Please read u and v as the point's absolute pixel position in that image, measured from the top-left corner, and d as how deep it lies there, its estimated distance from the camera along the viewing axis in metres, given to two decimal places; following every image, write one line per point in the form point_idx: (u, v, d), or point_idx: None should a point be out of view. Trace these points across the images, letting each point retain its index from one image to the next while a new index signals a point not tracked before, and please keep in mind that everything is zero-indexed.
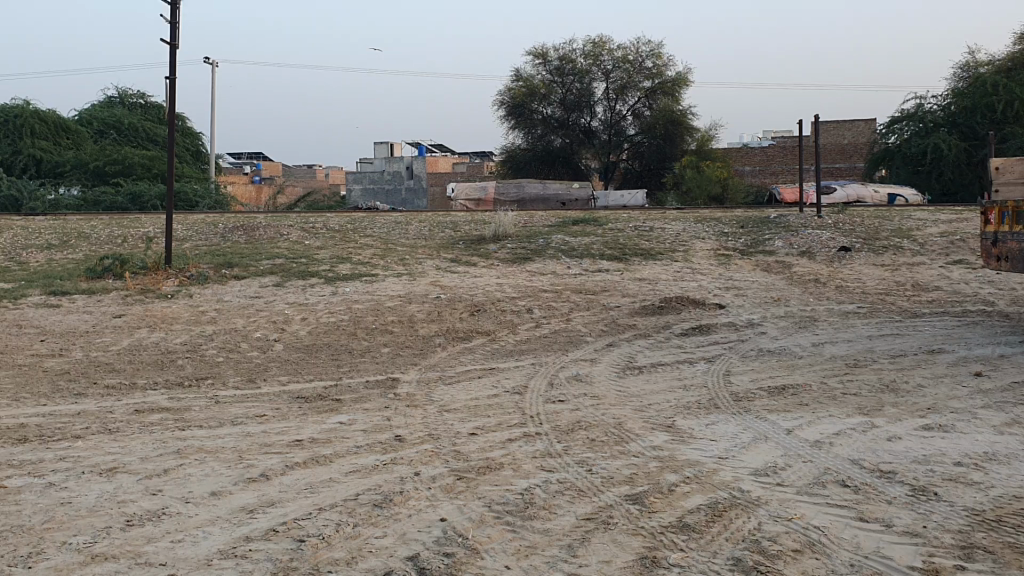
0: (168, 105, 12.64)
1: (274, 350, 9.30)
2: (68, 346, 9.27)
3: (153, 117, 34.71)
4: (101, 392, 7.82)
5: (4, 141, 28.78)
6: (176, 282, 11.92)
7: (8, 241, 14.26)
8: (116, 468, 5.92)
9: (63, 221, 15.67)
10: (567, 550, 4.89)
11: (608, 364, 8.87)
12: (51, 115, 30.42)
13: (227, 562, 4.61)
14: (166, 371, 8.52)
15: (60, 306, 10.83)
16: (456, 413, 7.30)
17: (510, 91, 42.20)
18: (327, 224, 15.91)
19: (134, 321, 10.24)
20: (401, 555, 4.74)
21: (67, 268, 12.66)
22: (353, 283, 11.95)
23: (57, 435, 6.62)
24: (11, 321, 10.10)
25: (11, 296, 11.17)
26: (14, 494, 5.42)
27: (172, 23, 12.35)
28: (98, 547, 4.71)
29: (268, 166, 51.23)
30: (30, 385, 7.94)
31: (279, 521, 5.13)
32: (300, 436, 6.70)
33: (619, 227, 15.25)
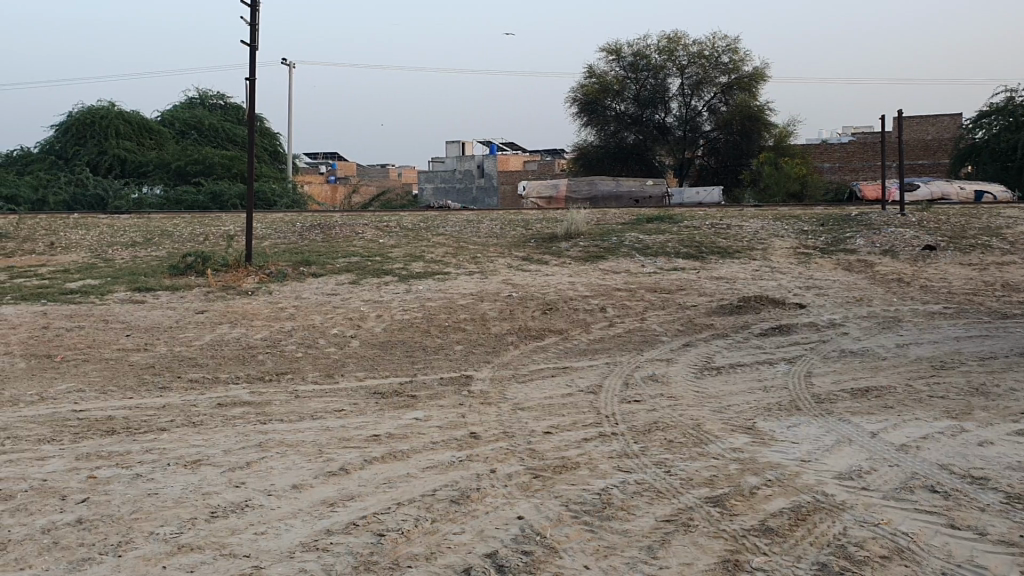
0: (248, 106, 12.87)
1: (350, 346, 9.41)
2: (153, 341, 9.53)
3: (232, 118, 35.52)
4: (184, 386, 8.00)
5: (91, 141, 29.77)
6: (256, 279, 12.16)
7: (95, 239, 14.73)
8: (201, 461, 6.05)
9: (147, 220, 16.10)
10: (647, 551, 4.81)
11: (685, 364, 8.75)
12: (135, 116, 31.36)
13: (309, 554, 4.66)
14: (247, 366, 8.70)
15: (145, 301, 11.14)
16: (530, 412, 7.26)
17: (584, 88, 42.09)
18: (401, 222, 16.05)
19: (216, 317, 10.47)
20: (479, 552, 4.73)
21: (151, 265, 13.02)
22: (426, 281, 12.02)
23: (143, 427, 6.79)
24: (99, 317, 10.42)
25: (99, 292, 11.53)
26: (104, 484, 5.58)
27: (252, 25, 12.55)
28: (184, 538, 4.81)
29: (343, 166, 52.04)
30: (117, 378, 8.17)
31: (358, 515, 5.17)
32: (378, 431, 6.75)
33: (694, 225, 15.02)
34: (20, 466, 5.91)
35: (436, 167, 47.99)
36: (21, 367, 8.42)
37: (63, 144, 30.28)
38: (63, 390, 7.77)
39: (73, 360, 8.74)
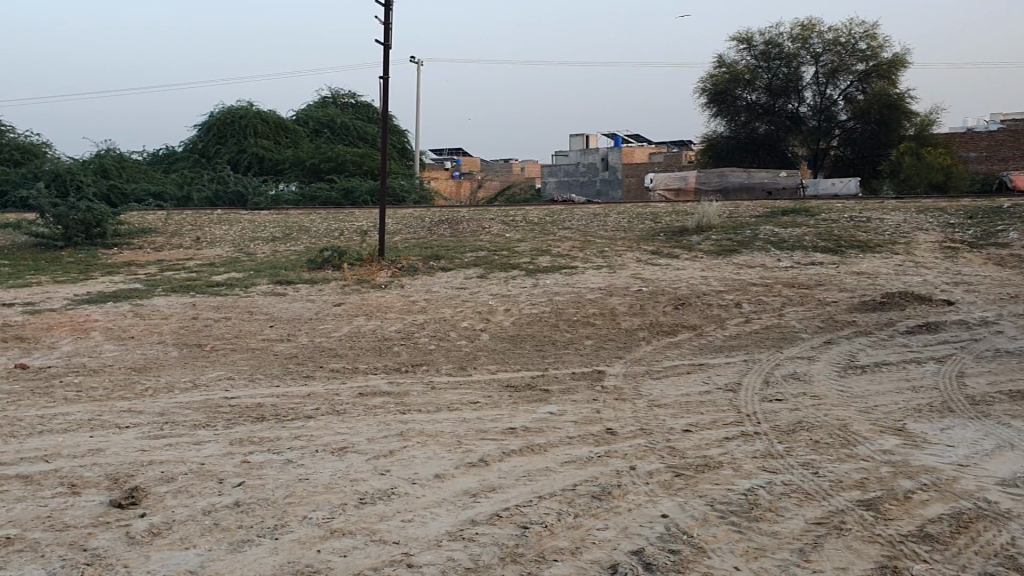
0: (382, 104, 13.14)
1: (481, 339, 9.48)
2: (295, 332, 9.86)
3: (363, 116, 36.48)
4: (326, 376, 8.24)
5: (232, 140, 31.12)
6: (389, 273, 12.43)
7: (237, 234, 15.37)
8: (347, 448, 6.22)
9: (285, 216, 16.70)
10: (799, 553, 4.66)
11: (827, 362, 8.45)
12: (272, 116, 32.59)
13: (456, 544, 4.71)
14: (383, 357, 8.88)
15: (285, 294, 11.55)
16: (668, 409, 7.14)
17: (713, 78, 41.39)
18: (527, 216, 16.11)
19: (352, 310, 10.75)
20: (625, 549, 4.68)
21: (291, 259, 13.49)
22: (554, 275, 12.01)
23: (290, 415, 7.03)
24: (244, 308, 10.87)
25: (243, 285, 12.03)
26: (258, 469, 5.80)
27: (386, 24, 12.80)
28: (335, 523, 4.95)
29: (468, 161, 52.77)
30: (262, 368, 8.49)
31: (501, 506, 5.19)
32: (514, 424, 6.74)
33: (831, 219, 14.48)
34: (179, 449, 6.20)
35: (560, 160, 47.98)
36: (175, 356, 8.84)
37: (206, 143, 31.75)
38: (214, 377, 8.13)
39: (221, 349, 9.13)
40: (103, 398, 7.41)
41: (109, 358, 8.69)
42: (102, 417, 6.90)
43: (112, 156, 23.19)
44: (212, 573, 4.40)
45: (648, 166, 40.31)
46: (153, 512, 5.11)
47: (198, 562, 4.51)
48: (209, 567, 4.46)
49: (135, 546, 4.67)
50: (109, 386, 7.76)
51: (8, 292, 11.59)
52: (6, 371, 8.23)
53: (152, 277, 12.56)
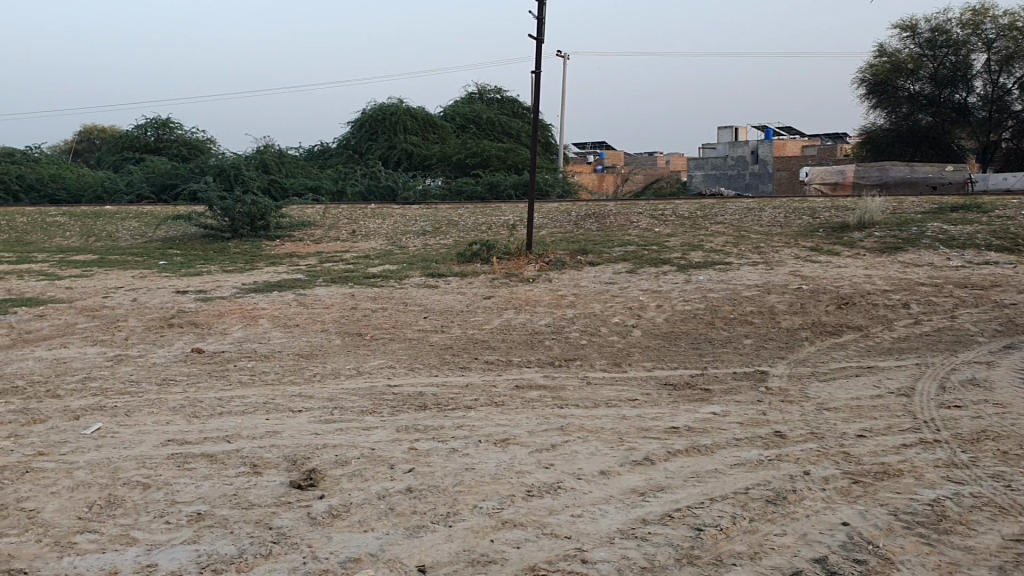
0: (534, 99, 13.14)
1: (634, 335, 9.33)
2: (447, 323, 10.00)
3: (508, 110, 36.85)
4: (482, 367, 8.32)
5: (383, 136, 32.01)
6: (537, 267, 12.45)
7: (390, 228, 15.76)
8: (508, 440, 6.22)
9: (435, 210, 17.02)
10: (998, 571, 4.36)
11: (1010, 368, 7.90)
12: (421, 112, 33.33)
13: (629, 542, 4.64)
14: (536, 351, 8.86)
15: (437, 286, 11.74)
16: (837, 412, 6.85)
17: (873, 68, 39.84)
18: (676, 210, 15.83)
19: (502, 303, 10.81)
20: (807, 556, 4.50)
21: (441, 253, 13.70)
22: (707, 271, 11.75)
23: (452, 404, 7.12)
24: (399, 299, 11.11)
25: (397, 277, 12.32)
26: (425, 457, 5.89)
27: (539, 18, 12.79)
28: (506, 514, 4.96)
29: (612, 154, 52.43)
30: (421, 357, 8.65)
31: (672, 507, 5.09)
32: (676, 423, 6.58)
33: (1006, 215, 13.60)
34: (349, 434, 6.37)
35: (706, 154, 47.00)
36: (338, 344, 9.13)
37: (357, 140, 32.78)
38: (376, 366, 8.33)
39: (380, 339, 9.35)
40: (275, 382, 7.72)
41: (277, 345, 9.05)
42: (275, 400, 7.19)
43: (272, 151, 24.24)
44: (392, 558, 4.49)
45: (801, 158, 39.10)
46: (331, 495, 5.27)
47: (377, 546, 4.61)
48: (388, 551, 4.55)
49: (317, 528, 4.82)
50: (279, 371, 8.08)
51: (182, 280, 12.25)
52: (185, 355, 8.69)
53: (312, 268, 13.03)
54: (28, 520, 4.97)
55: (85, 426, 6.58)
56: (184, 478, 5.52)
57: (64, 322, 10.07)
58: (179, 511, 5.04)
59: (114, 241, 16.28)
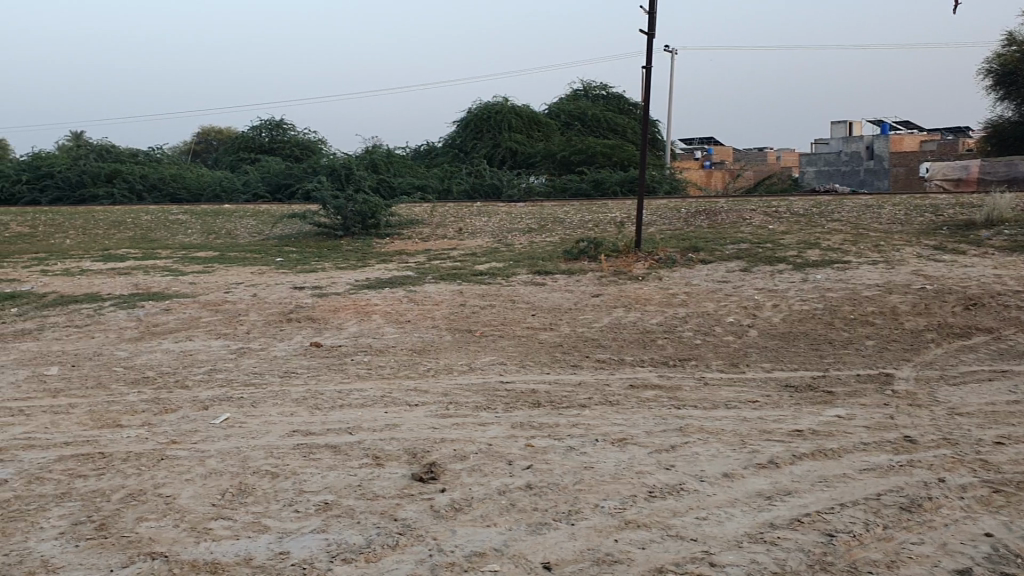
0: (644, 95, 13.00)
1: (749, 336, 9.11)
2: (556, 321, 9.97)
3: (614, 107, 36.66)
4: (594, 365, 8.26)
5: (488, 135, 32.27)
6: (646, 265, 12.31)
7: (497, 225, 15.85)
8: (626, 440, 6.15)
9: (542, 207, 17.03)
10: None
11: None
12: (527, 110, 33.47)
13: (758, 546, 4.53)
14: (649, 350, 8.75)
15: (545, 284, 11.73)
16: (971, 418, 6.53)
17: (1001, 58, 38.00)
18: (790, 207, 15.44)
19: (611, 301, 10.73)
20: (948, 568, 4.30)
21: (547, 250, 13.70)
22: (824, 270, 11.40)
23: (566, 402, 7.09)
24: (507, 296, 11.15)
25: (504, 274, 12.37)
26: (542, 454, 5.88)
27: (649, 13, 12.64)
28: (629, 514, 4.91)
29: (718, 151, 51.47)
30: (532, 354, 8.65)
31: (801, 512, 4.94)
32: (799, 426, 6.40)
33: None
34: (466, 429, 6.41)
35: (819, 150, 45.74)
36: (449, 340, 9.21)
37: (462, 139, 33.15)
38: (488, 362, 8.37)
39: (490, 335, 9.40)
40: (390, 376, 7.84)
41: (390, 340, 9.19)
42: (392, 394, 7.30)
43: (380, 151, 24.69)
44: (516, 553, 4.49)
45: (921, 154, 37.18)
46: (452, 488, 5.32)
47: (501, 540, 4.64)
48: (512, 547, 4.56)
49: (441, 521, 4.89)
50: (394, 366, 8.21)
51: (298, 276, 12.59)
52: (303, 348, 8.92)
53: (421, 265, 13.20)
54: (166, 505, 5.21)
55: (214, 416, 6.82)
56: (311, 468, 5.68)
57: (189, 316, 10.47)
58: (307, 501, 5.21)
59: (233, 238, 16.87)
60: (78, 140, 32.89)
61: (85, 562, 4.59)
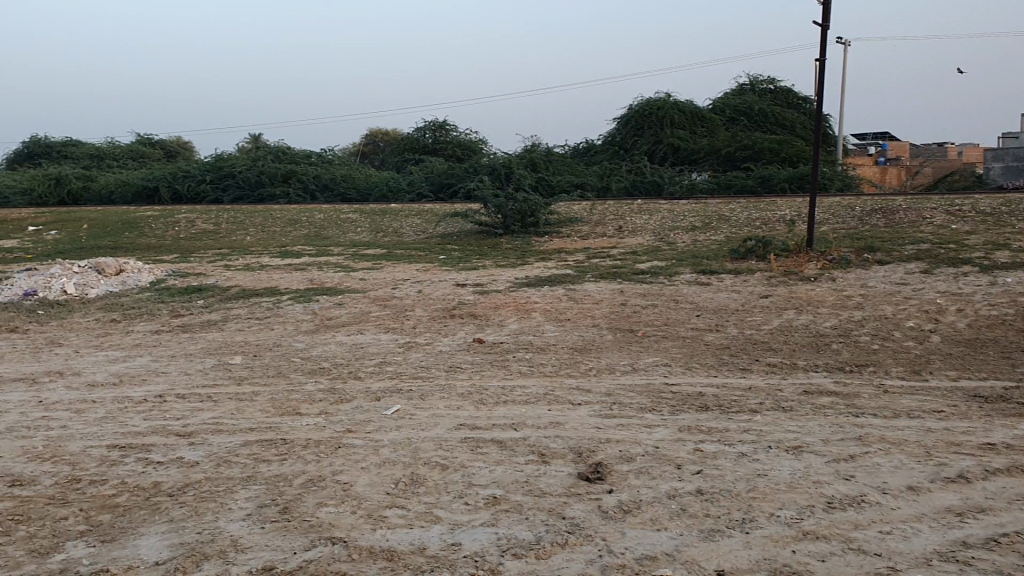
0: (817, 89, 12.48)
1: (931, 341, 8.59)
2: (723, 322, 9.73)
3: (782, 101, 35.51)
4: (764, 369, 7.99)
5: (649, 132, 31.97)
6: (818, 265, 11.84)
7: (659, 223, 15.64)
8: (801, 447, 5.91)
9: (705, 205, 16.69)
10: None
11: None
12: (690, 106, 32.94)
13: (950, 566, 4.24)
14: (822, 355, 8.39)
15: (710, 284, 11.48)
16: None
17: None
18: (976, 206, 14.47)
19: (781, 302, 10.37)
20: None
21: (712, 249, 13.40)
22: (1016, 273, 10.61)
23: (735, 407, 6.89)
24: (671, 296, 10.98)
25: (668, 273, 12.20)
26: (712, 459, 5.73)
27: (824, 4, 12.14)
28: (806, 524, 4.71)
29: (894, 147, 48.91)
30: (697, 356, 8.47)
31: (997, 531, 4.60)
32: (992, 440, 5.96)
33: None
34: (633, 431, 6.34)
35: (1010, 146, 42.62)
36: (611, 340, 9.14)
37: (623, 135, 32.96)
38: (652, 363, 8.26)
39: (653, 335, 9.27)
40: (553, 374, 7.87)
41: (553, 338, 9.22)
42: (555, 392, 7.31)
43: (541, 149, 24.87)
44: (689, 559, 4.40)
45: None
46: (620, 490, 5.27)
47: (672, 545, 4.56)
48: (684, 552, 4.48)
49: (610, 522, 4.86)
50: (556, 364, 8.22)
51: (461, 273, 12.85)
52: (467, 344, 9.07)
53: (582, 263, 13.20)
54: (344, 492, 5.41)
55: (386, 407, 7.04)
56: (479, 462, 5.77)
57: (359, 310, 10.86)
58: (477, 494, 5.29)
59: (399, 236, 17.41)
60: (257, 142, 34.90)
61: (271, 544, 4.82)
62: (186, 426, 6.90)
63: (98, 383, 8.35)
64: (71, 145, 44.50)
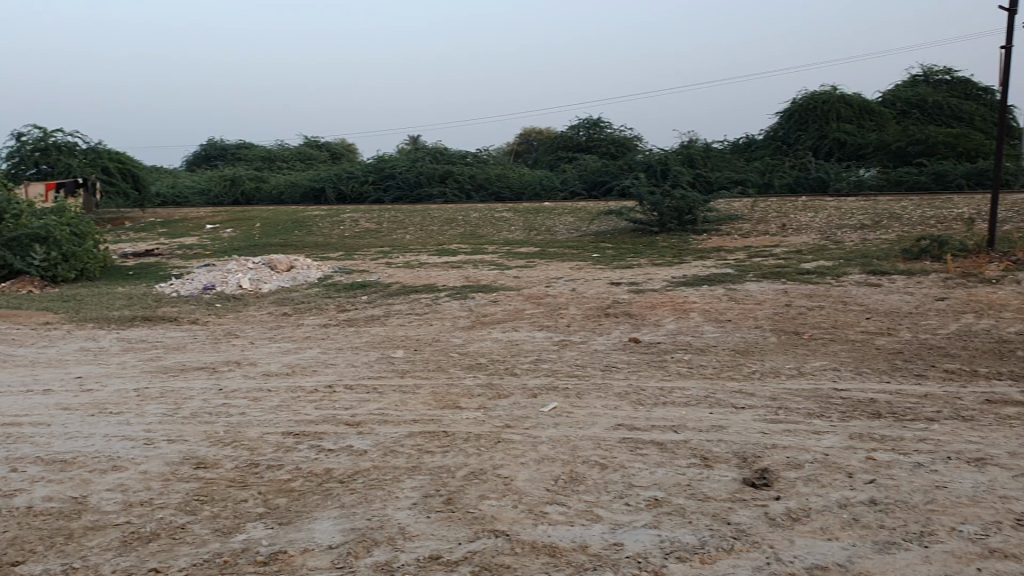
0: (1000, 78, 11.69)
1: None
2: (895, 325, 9.27)
3: (959, 92, 33.51)
4: (941, 376, 7.55)
5: (813, 126, 30.89)
6: (1000, 266, 11.10)
7: (823, 221, 15.08)
8: (985, 460, 5.56)
9: (874, 202, 15.96)
10: None
11: None
12: (857, 99, 31.58)
13: None
14: (1007, 362, 7.86)
15: (880, 285, 10.96)
16: None
17: None
18: None
19: (959, 305, 9.79)
20: None
21: (881, 249, 12.80)
22: None
23: (910, 415, 6.55)
24: (837, 297, 10.56)
25: (834, 273, 11.74)
26: (886, 468, 5.47)
27: None
28: (993, 542, 4.42)
29: None
30: (867, 361, 8.10)
31: None
32: None
33: None
34: (799, 436, 6.13)
35: None
36: (774, 342, 8.88)
37: (786, 130, 31.99)
38: (819, 367, 7.97)
39: (819, 338, 8.94)
40: (714, 376, 7.71)
41: (713, 339, 9.05)
42: (716, 395, 7.16)
43: (698, 145, 24.42)
44: (863, 572, 4.23)
45: None
46: (787, 497, 5.11)
47: (844, 556, 4.39)
48: (858, 564, 4.30)
49: (777, 529, 4.72)
50: (717, 365, 8.06)
51: (617, 272, 12.80)
52: (624, 343, 9.03)
53: (741, 263, 12.88)
54: (505, 486, 5.49)
55: (544, 404, 7.10)
56: (639, 463, 5.73)
57: (515, 308, 11.00)
58: (637, 495, 5.26)
59: (553, 234, 17.53)
60: (416, 143, 35.97)
61: (437, 533, 4.95)
62: (353, 416, 7.18)
63: (272, 373, 8.82)
64: (245, 148, 47.21)
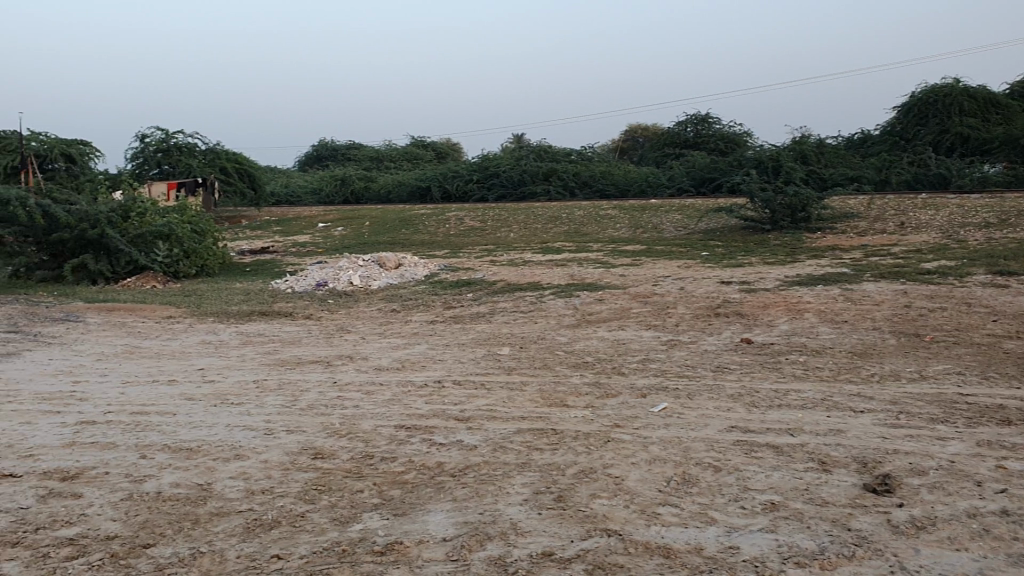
0: None
1: None
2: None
3: None
4: None
5: (934, 120, 29.69)
6: None
7: (944, 219, 14.47)
8: None
9: (1001, 199, 15.23)
10: None
11: None
12: (982, 92, 30.20)
13: None
14: None
15: (1008, 286, 10.46)
16: None
17: None
18: None
19: None
20: None
21: (1009, 248, 12.20)
22: None
23: None
24: (960, 298, 10.12)
25: (957, 273, 11.26)
26: (1017, 478, 5.21)
27: None
28: None
29: None
30: (994, 365, 7.74)
31: None
32: None
33: None
34: (923, 442, 5.91)
35: None
36: (893, 344, 8.57)
37: (904, 125, 30.84)
38: (942, 370, 7.65)
39: (942, 341, 8.58)
40: (830, 378, 7.49)
41: (828, 340, 8.79)
42: (833, 398, 6.96)
43: (811, 140, 23.76)
44: None
45: None
46: (912, 504, 4.92)
47: (975, 568, 4.21)
48: None
49: (902, 537, 4.56)
50: (833, 367, 7.83)
51: (727, 271, 12.58)
52: (734, 344, 8.86)
53: (856, 262, 12.48)
54: (616, 485, 5.47)
55: (653, 404, 7.03)
56: (754, 466, 5.62)
57: (621, 306, 10.94)
58: (753, 498, 5.16)
59: (660, 232, 17.35)
60: (521, 141, 36.16)
61: (548, 530, 4.96)
62: (463, 411, 7.26)
63: (383, 368, 9.00)
64: (354, 148, 48.34)
